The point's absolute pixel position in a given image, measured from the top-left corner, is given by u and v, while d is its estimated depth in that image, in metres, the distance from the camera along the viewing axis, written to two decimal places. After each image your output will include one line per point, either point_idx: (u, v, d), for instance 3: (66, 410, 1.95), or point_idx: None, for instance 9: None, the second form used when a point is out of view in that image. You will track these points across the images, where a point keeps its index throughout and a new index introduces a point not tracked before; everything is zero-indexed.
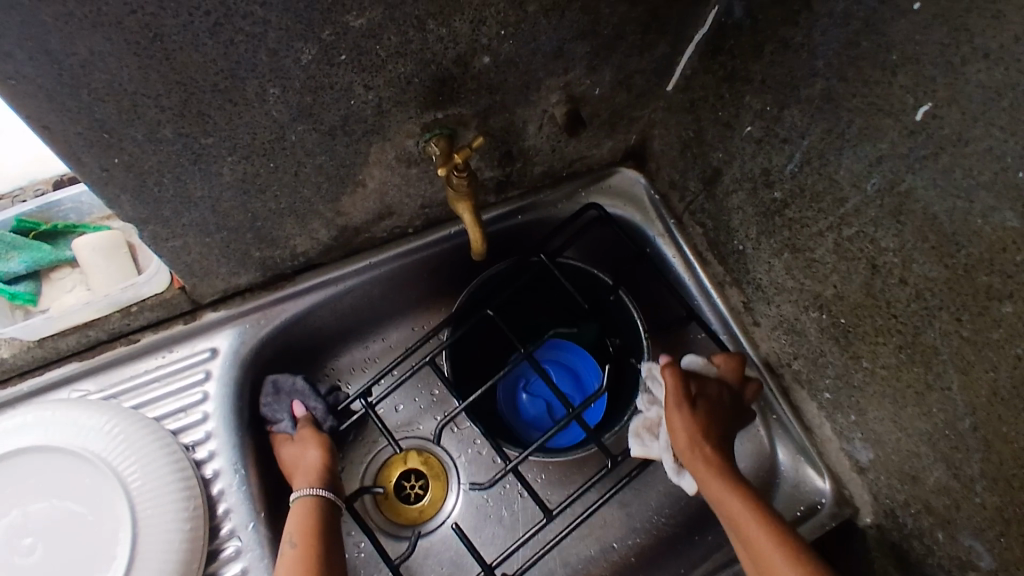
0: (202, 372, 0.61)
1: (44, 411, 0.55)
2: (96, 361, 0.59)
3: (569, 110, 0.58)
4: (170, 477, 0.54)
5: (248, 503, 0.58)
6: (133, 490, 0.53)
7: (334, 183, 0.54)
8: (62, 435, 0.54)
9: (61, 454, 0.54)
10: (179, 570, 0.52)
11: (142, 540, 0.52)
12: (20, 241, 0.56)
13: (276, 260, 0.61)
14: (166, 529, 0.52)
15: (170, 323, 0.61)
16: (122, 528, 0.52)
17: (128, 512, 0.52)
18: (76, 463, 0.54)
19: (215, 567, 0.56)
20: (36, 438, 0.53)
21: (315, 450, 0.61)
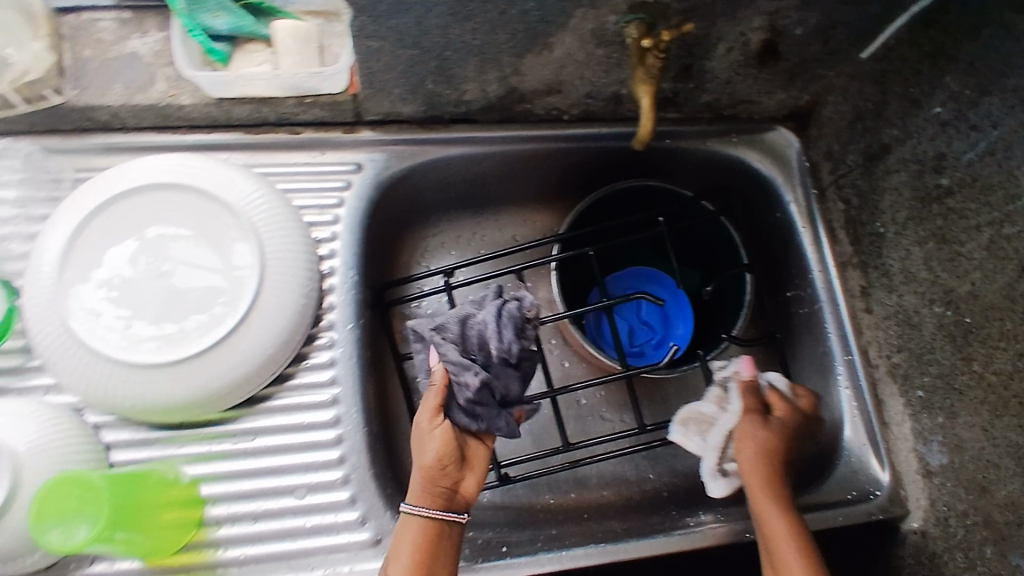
0: (343, 181, 0.65)
1: (207, 159, 0.60)
2: (257, 138, 0.64)
3: (765, 42, 0.58)
4: (297, 252, 0.59)
5: (351, 306, 0.63)
6: (264, 250, 0.57)
7: (528, 36, 0.56)
8: (217, 181, 0.58)
9: (210, 200, 0.58)
10: (285, 331, 0.57)
11: (266, 289, 0.56)
12: (229, 5, 0.60)
13: (442, 101, 0.64)
14: (284, 293, 0.57)
15: (329, 128, 0.65)
16: (245, 280, 0.56)
17: (255, 268, 0.56)
18: (219, 212, 0.58)
19: (307, 350, 0.61)
20: (195, 178, 0.58)
21: (434, 448, 0.55)
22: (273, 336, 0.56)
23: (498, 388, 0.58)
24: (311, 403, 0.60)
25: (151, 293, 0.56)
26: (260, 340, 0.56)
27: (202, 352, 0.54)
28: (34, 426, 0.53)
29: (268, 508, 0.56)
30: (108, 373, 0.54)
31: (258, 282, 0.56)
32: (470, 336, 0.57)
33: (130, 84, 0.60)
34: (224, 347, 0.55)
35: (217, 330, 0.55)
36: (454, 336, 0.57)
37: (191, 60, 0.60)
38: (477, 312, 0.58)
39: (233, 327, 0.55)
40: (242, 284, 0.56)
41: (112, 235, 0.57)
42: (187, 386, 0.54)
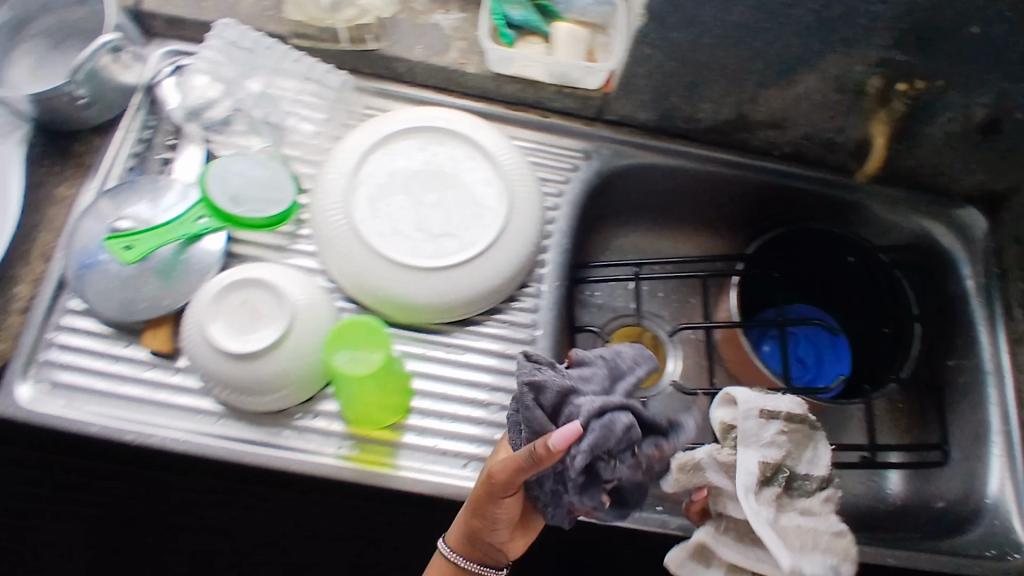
0: (573, 164, 0.75)
1: (480, 120, 0.72)
2: (513, 114, 0.75)
3: (986, 118, 0.66)
4: (534, 212, 0.69)
5: (559, 268, 0.72)
6: (513, 202, 0.68)
7: (779, 69, 0.65)
8: (483, 136, 0.70)
9: (478, 153, 0.70)
10: (511, 272, 0.67)
11: (511, 227, 0.67)
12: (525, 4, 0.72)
13: (676, 114, 0.74)
14: (519, 242, 0.67)
15: (572, 118, 0.76)
16: (493, 221, 0.67)
17: (503, 215, 0.67)
18: (482, 164, 0.69)
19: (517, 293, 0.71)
20: (466, 129, 0.70)
21: (502, 521, 0.55)
22: (508, 266, 0.67)
23: (610, 459, 0.50)
24: (513, 337, 0.69)
25: (415, 210, 0.67)
26: (493, 274, 0.66)
27: (455, 264, 0.64)
28: (301, 289, 0.61)
29: (464, 412, 0.64)
30: (373, 264, 0.64)
31: (507, 219, 0.67)
32: (534, 423, 0.51)
33: (430, 48, 0.73)
34: (465, 268, 0.65)
35: (464, 254, 0.65)
36: (550, 396, 0.52)
37: (485, 35, 0.71)
38: (583, 399, 0.51)
39: (477, 255, 0.65)
40: (490, 224, 0.67)
41: (395, 156, 0.69)
42: (434, 289, 0.64)
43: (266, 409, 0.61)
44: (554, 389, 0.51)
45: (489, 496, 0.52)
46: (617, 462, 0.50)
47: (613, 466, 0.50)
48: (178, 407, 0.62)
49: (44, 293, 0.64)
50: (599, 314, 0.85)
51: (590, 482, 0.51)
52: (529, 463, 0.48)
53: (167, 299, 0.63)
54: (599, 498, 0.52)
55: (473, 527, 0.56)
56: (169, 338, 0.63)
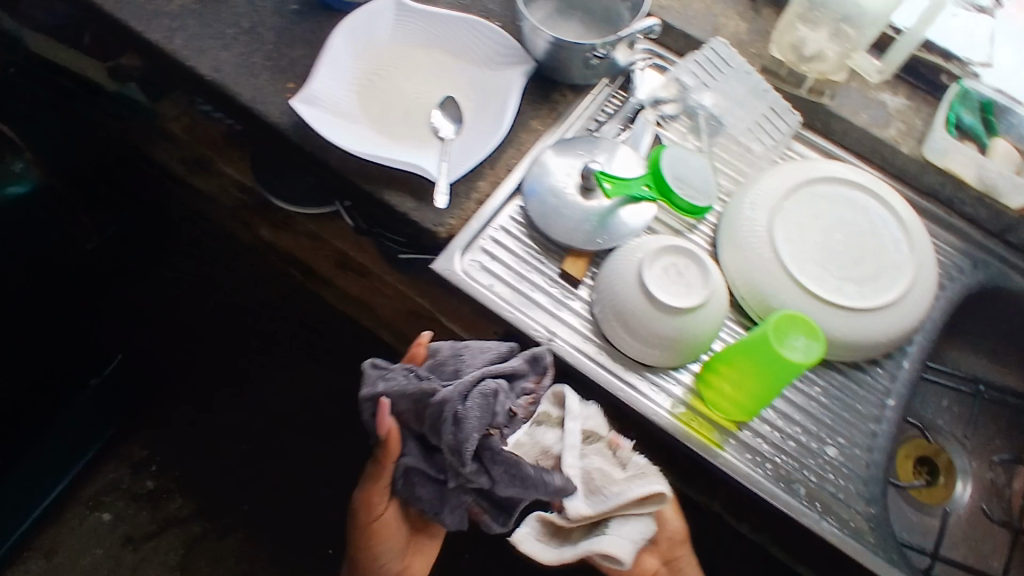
0: (961, 266, 0.79)
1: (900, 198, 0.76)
2: (920, 201, 0.81)
3: None
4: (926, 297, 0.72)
5: (921, 353, 0.75)
6: (914, 281, 0.71)
7: None
8: (898, 207, 0.75)
9: (894, 224, 0.74)
10: (889, 340, 0.70)
11: (909, 296, 0.71)
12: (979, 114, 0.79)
13: None
14: (906, 317, 0.70)
15: (973, 224, 0.80)
16: (893, 288, 0.70)
17: (904, 286, 0.70)
18: (895, 234, 0.74)
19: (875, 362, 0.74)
20: (885, 196, 0.75)
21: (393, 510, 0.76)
22: (895, 329, 0.70)
23: (416, 489, 0.66)
24: (864, 398, 0.73)
25: (828, 246, 0.72)
26: (874, 332, 0.70)
27: (853, 309, 0.69)
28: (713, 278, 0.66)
29: (809, 442, 0.69)
30: (778, 281, 0.69)
31: (908, 287, 0.71)
32: (406, 417, 0.64)
33: (874, 118, 0.80)
34: (856, 316, 0.69)
35: (860, 303, 0.69)
36: (409, 392, 0.63)
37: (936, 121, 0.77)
38: (425, 385, 0.63)
39: (870, 310, 0.69)
40: (888, 289, 0.70)
41: (823, 196, 0.74)
42: (825, 324, 0.69)
43: (639, 358, 0.68)
44: (405, 369, 0.66)
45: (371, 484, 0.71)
46: (503, 485, 0.63)
47: (445, 444, 0.60)
48: (565, 326, 0.70)
49: (498, 195, 0.75)
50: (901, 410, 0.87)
51: (455, 444, 0.60)
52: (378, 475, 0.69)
53: (600, 236, 0.72)
54: (517, 486, 0.63)
55: (379, 518, 0.75)
56: (583, 267, 0.72)
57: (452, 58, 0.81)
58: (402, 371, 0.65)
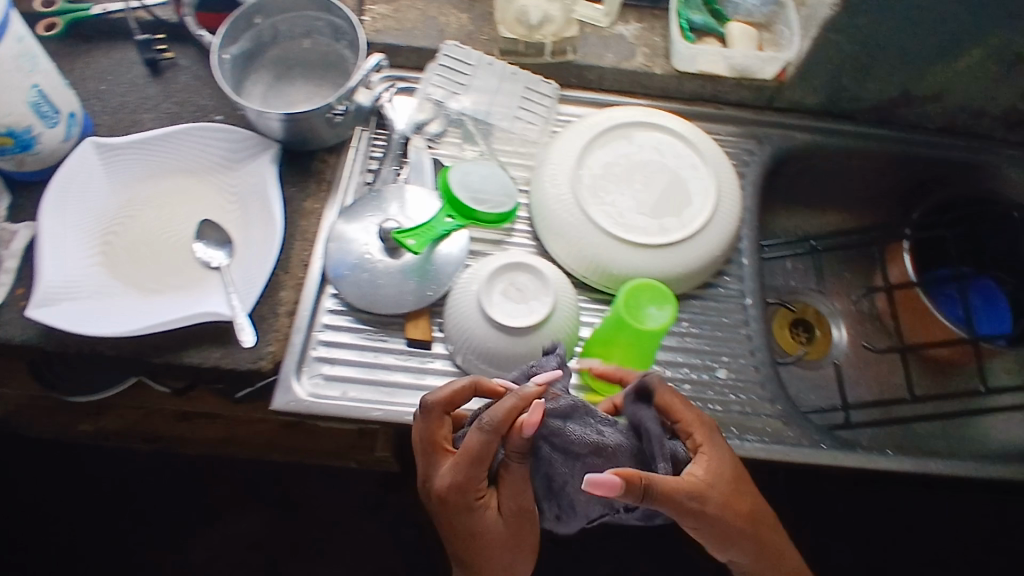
0: (747, 151, 0.83)
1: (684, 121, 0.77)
2: (691, 108, 0.83)
3: None
4: (731, 216, 0.73)
5: (751, 242, 0.78)
6: (713, 209, 0.72)
7: (954, 44, 0.73)
8: (680, 126, 0.76)
9: (687, 155, 0.75)
10: (705, 265, 0.71)
11: (722, 200, 0.73)
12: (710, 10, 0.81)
13: (843, 98, 0.81)
14: (714, 241, 0.71)
15: (742, 110, 0.84)
16: (692, 220, 0.71)
17: (704, 217, 0.71)
18: (693, 164, 0.75)
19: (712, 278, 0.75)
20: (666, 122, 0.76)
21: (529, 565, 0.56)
22: (727, 235, 0.73)
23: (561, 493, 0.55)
24: (717, 310, 0.73)
25: (633, 196, 0.72)
26: (689, 263, 0.70)
27: (684, 241, 0.70)
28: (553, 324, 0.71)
29: (685, 374, 0.69)
30: (609, 249, 0.70)
31: (719, 194, 0.73)
32: (573, 482, 0.54)
33: (620, 54, 0.80)
34: (670, 253, 0.70)
35: (670, 237, 0.70)
36: (593, 440, 0.53)
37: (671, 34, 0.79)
38: (614, 436, 0.54)
39: (681, 243, 0.70)
40: (691, 220, 0.71)
41: (611, 147, 0.75)
42: (666, 268, 0.70)
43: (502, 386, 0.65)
44: (644, 426, 0.54)
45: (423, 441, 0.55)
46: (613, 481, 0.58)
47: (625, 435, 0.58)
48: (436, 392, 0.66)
49: (306, 296, 0.69)
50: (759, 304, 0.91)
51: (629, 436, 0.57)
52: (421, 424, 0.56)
53: (430, 289, 0.68)
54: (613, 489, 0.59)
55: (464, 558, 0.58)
56: (428, 327, 0.68)
57: (188, 174, 0.72)
58: (563, 408, 0.53)
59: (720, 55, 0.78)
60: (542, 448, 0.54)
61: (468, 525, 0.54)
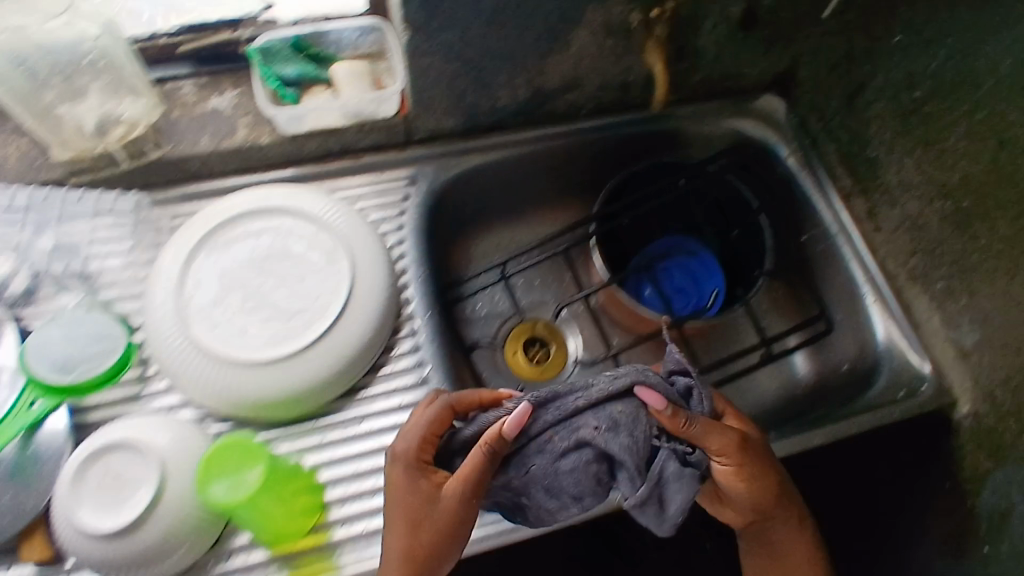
0: (402, 194, 0.74)
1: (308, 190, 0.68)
2: (327, 167, 0.73)
3: (743, 13, 0.70)
4: (377, 291, 0.65)
5: (424, 298, 0.71)
6: (348, 294, 0.64)
7: (552, 33, 0.66)
8: (293, 198, 0.67)
9: (315, 233, 0.66)
10: (354, 357, 0.64)
11: (358, 270, 0.64)
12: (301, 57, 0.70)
13: (479, 110, 0.73)
14: (358, 330, 0.64)
15: (384, 150, 0.75)
16: (324, 314, 0.63)
17: (336, 307, 0.63)
18: (325, 241, 0.65)
19: (384, 358, 0.67)
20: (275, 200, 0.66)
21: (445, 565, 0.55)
22: (378, 306, 0.65)
23: (562, 487, 0.52)
24: (395, 390, 0.66)
25: (257, 303, 0.63)
26: (331, 364, 0.62)
27: (327, 337, 0.62)
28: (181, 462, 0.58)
29: (369, 484, 0.62)
30: (245, 379, 0.61)
31: (352, 266, 0.64)
32: (554, 480, 0.52)
33: (216, 133, 0.69)
34: (305, 360, 0.62)
35: (300, 344, 0.62)
36: (570, 429, 0.51)
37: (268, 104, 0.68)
38: (620, 447, 0.50)
39: (314, 346, 0.62)
40: (324, 315, 0.63)
41: (224, 248, 0.65)
42: (318, 373, 0.62)
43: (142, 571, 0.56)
44: (674, 451, 0.52)
45: (404, 471, 0.54)
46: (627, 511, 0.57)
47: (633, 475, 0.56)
48: None
49: None
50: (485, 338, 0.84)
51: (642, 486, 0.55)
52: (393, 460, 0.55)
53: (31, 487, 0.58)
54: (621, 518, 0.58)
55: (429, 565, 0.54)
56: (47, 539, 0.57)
57: None
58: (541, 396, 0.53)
59: (326, 106, 0.68)
60: (528, 477, 0.53)
61: (413, 512, 0.53)
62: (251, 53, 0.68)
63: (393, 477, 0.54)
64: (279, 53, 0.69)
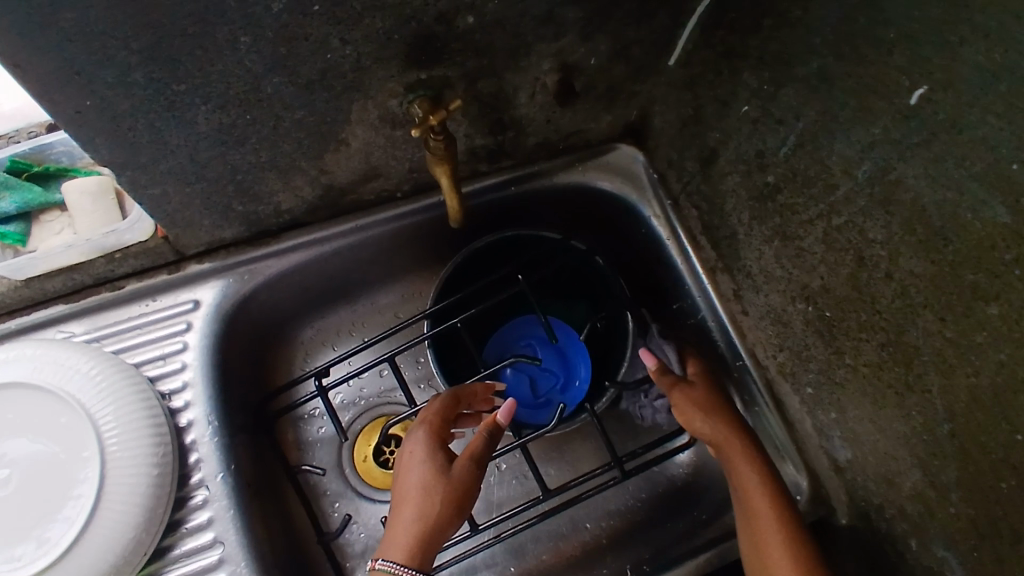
0: (183, 323, 0.62)
1: (52, 349, 0.57)
2: (85, 303, 0.61)
3: (561, 79, 0.56)
4: (143, 470, 0.55)
5: (220, 453, 0.60)
6: (102, 484, 0.53)
7: (316, 138, 0.53)
8: (29, 366, 0.56)
9: (63, 409, 0.55)
10: (120, 559, 0.53)
11: (110, 454, 0.54)
12: (13, 182, 0.57)
13: (261, 217, 0.60)
14: (118, 525, 0.53)
15: (155, 272, 0.62)
16: (76, 513, 0.53)
17: (88, 504, 0.53)
18: (75, 419, 0.55)
19: (174, 538, 0.57)
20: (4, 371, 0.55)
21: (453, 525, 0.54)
22: (141, 494, 0.54)
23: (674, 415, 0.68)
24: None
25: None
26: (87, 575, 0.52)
27: (71, 546, 0.52)
28: None
29: None
30: None
31: (103, 449, 0.54)
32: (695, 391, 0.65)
33: None
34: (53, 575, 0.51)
35: (45, 558, 0.52)
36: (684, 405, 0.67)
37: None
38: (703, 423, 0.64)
39: (62, 556, 0.52)
40: (75, 514, 0.53)
41: None
42: None
43: None
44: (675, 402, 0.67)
45: (426, 437, 0.58)
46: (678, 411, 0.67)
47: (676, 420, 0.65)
48: None
49: None
50: (327, 446, 0.75)
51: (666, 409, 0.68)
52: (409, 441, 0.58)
53: None
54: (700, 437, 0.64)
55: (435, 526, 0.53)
56: None
57: None
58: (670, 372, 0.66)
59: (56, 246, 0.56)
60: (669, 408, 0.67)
61: (431, 470, 0.55)
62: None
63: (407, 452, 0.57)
64: None
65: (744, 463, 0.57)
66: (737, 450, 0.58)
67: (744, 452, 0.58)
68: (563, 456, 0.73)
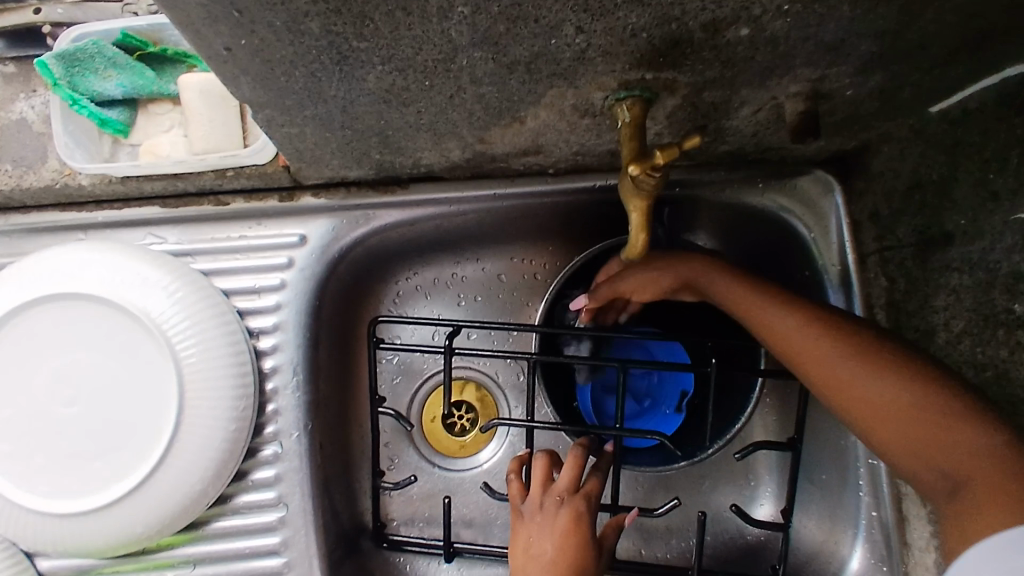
0: (286, 258, 0.55)
1: (141, 266, 0.51)
2: (183, 212, 0.55)
3: (801, 105, 0.45)
4: (218, 428, 0.50)
5: (299, 410, 0.56)
6: (176, 433, 0.49)
7: (491, 112, 0.43)
8: (111, 280, 0.50)
9: (143, 337, 0.50)
10: (181, 509, 0.51)
11: (190, 399, 0.49)
12: (121, 60, 0.51)
13: (395, 166, 0.51)
14: (186, 477, 0.50)
15: (264, 194, 0.54)
16: (145, 456, 0.50)
17: (157, 452, 0.49)
18: (154, 351, 0.50)
19: (237, 486, 0.55)
20: (82, 282, 0.50)
21: None
22: (212, 451, 0.50)
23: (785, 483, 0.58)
24: (248, 526, 0.55)
25: (62, 426, 0.50)
26: (143, 518, 0.50)
27: (138, 486, 0.49)
28: None
29: None
30: (42, 523, 0.50)
31: (182, 395, 0.49)
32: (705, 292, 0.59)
33: (19, 162, 0.51)
34: (115, 510, 0.50)
35: (107, 494, 0.50)
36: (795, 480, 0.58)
37: (85, 137, 0.53)
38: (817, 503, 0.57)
39: (127, 496, 0.50)
40: (144, 456, 0.50)
41: (26, 344, 0.51)
42: (126, 527, 0.50)
43: None
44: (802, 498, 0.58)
45: (585, 511, 0.56)
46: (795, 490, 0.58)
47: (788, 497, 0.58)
48: None
49: None
50: (399, 397, 0.70)
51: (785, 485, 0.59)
52: (566, 501, 0.56)
53: None
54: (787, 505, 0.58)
55: None
56: None
57: None
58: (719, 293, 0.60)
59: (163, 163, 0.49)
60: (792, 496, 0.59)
61: (582, 533, 0.55)
62: (45, 69, 0.50)
63: (563, 517, 0.55)
64: (94, 58, 0.51)
65: (845, 355, 0.45)
66: (813, 339, 0.47)
67: (824, 330, 0.47)
68: (640, 479, 0.68)
